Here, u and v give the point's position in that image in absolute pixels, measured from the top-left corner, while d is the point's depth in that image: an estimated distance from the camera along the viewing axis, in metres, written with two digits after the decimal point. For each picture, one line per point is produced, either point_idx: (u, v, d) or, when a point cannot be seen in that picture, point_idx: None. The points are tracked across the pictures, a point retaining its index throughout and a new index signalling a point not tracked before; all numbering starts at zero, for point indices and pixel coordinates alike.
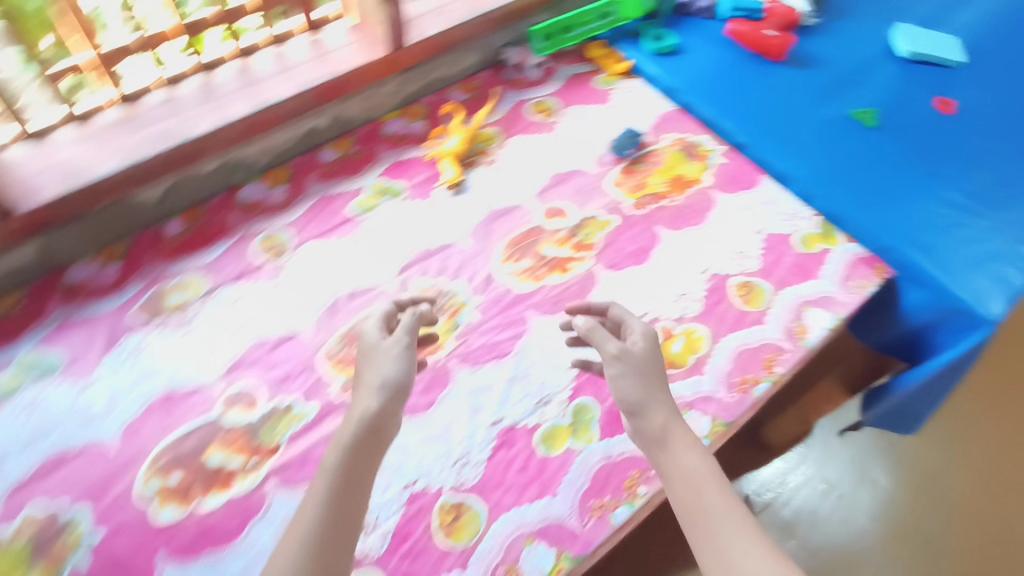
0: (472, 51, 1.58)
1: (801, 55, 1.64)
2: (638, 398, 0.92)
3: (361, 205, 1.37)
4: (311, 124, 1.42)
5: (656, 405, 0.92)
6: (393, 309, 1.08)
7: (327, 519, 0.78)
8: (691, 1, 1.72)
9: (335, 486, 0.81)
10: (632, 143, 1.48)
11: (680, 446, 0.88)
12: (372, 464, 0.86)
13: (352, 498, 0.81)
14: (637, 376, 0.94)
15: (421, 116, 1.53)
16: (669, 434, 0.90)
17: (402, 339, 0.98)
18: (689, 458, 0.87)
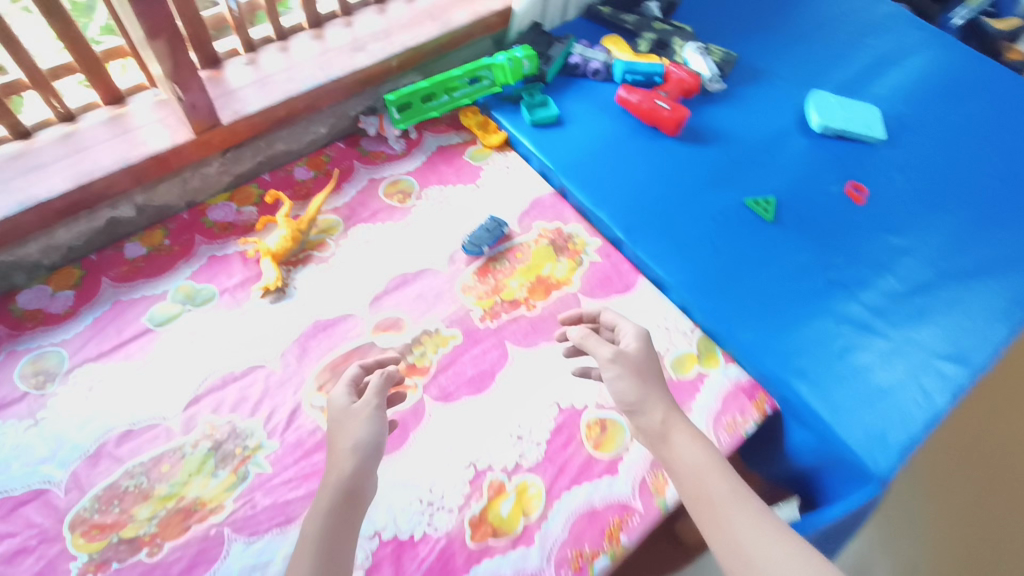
0: (320, 121, 1.37)
1: (698, 129, 1.47)
2: (638, 395, 0.90)
3: (156, 317, 1.17)
4: (110, 216, 1.21)
5: (654, 402, 0.89)
6: (360, 373, 0.98)
7: (332, 544, 0.76)
8: (581, 62, 1.52)
9: (338, 507, 0.79)
10: (488, 238, 1.28)
11: (679, 436, 0.87)
12: (353, 529, 0.79)
13: (348, 520, 0.79)
14: (623, 368, 0.92)
15: (253, 199, 1.32)
16: (672, 425, 0.88)
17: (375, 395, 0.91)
18: (687, 450, 0.85)
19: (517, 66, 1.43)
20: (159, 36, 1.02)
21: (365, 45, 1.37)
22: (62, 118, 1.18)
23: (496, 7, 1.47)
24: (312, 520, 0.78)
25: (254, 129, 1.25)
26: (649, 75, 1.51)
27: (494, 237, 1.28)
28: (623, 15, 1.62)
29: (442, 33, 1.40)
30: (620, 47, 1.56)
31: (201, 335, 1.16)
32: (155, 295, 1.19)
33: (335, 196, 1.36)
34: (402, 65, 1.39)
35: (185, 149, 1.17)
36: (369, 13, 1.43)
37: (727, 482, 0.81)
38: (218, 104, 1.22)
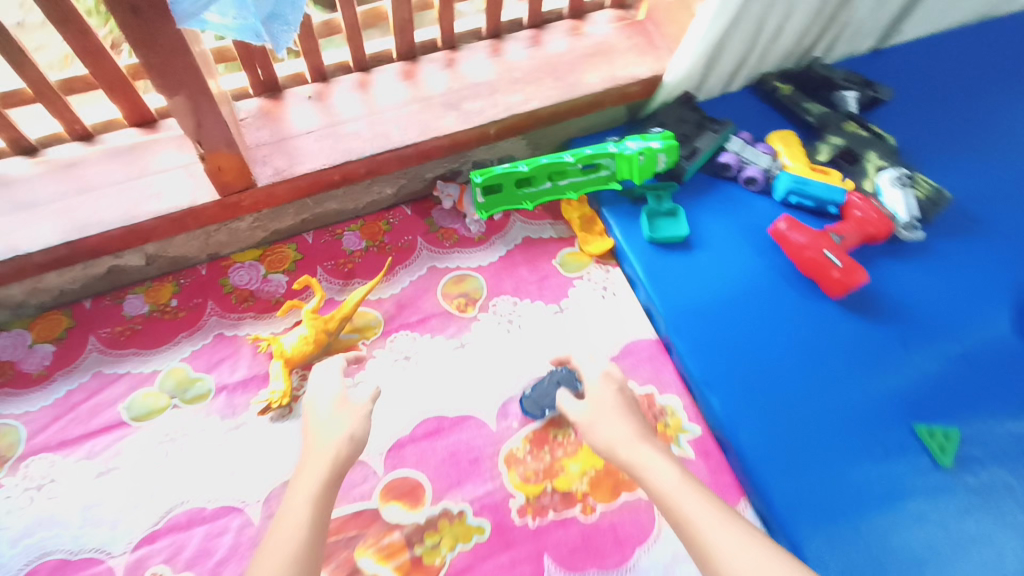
0: (387, 183, 1.10)
1: (872, 296, 1.08)
2: (607, 440, 0.79)
3: (135, 408, 0.95)
4: (113, 264, 0.99)
5: (624, 441, 0.78)
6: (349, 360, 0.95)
7: (316, 523, 0.70)
8: (735, 162, 1.16)
9: (326, 483, 0.74)
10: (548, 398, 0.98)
11: (644, 458, 0.76)
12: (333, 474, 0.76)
13: (331, 491, 0.74)
14: (590, 421, 0.82)
15: (285, 266, 1.07)
16: (642, 454, 0.76)
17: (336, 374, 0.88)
18: (658, 477, 0.74)
19: (650, 162, 1.09)
20: (179, 91, 0.74)
21: (462, 100, 1.05)
22: (76, 137, 0.95)
23: (641, 72, 1.11)
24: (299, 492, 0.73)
25: (299, 192, 0.97)
26: (822, 202, 1.13)
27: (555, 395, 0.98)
28: (807, 102, 1.23)
29: (564, 99, 1.07)
30: (792, 151, 1.17)
31: (179, 445, 0.94)
32: (142, 376, 0.97)
33: (384, 284, 1.08)
34: (501, 133, 1.07)
35: (206, 210, 0.92)
36: (477, 53, 1.11)
37: (702, 508, 0.70)
38: (261, 154, 0.95)
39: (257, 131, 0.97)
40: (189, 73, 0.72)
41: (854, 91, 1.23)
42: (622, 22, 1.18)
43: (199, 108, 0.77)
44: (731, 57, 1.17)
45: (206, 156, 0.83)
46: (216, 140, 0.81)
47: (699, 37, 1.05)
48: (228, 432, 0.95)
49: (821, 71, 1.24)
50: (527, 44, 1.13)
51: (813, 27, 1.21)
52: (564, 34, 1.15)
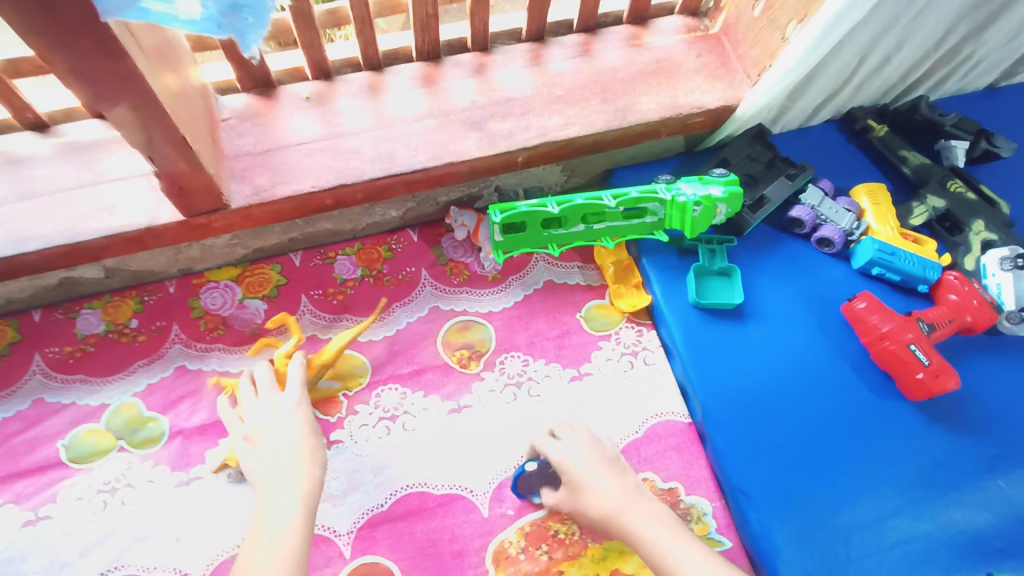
0: (390, 203, 0.95)
1: (958, 401, 0.89)
2: (604, 500, 0.74)
3: (75, 447, 0.82)
4: (66, 276, 0.87)
5: (623, 501, 0.73)
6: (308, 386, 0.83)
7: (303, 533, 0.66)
8: (811, 219, 0.96)
9: (312, 492, 0.70)
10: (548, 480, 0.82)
11: (639, 521, 0.71)
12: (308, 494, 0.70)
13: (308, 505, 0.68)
14: (580, 478, 0.76)
15: (266, 289, 0.94)
16: (639, 516, 0.72)
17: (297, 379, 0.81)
18: (657, 538, 0.69)
19: (708, 214, 0.90)
20: (119, 101, 0.60)
21: (488, 118, 0.88)
22: (30, 126, 0.81)
23: (707, 100, 0.93)
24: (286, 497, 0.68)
25: (280, 216, 0.84)
26: (911, 279, 0.94)
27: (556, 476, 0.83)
28: (905, 149, 1.03)
29: (611, 127, 0.89)
30: (881, 211, 0.97)
31: (118, 496, 0.80)
32: (88, 408, 0.85)
33: (378, 324, 0.93)
34: (532, 161, 0.90)
35: (167, 231, 0.79)
36: (513, 60, 0.94)
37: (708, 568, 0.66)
38: (240, 167, 0.81)
39: (240, 137, 0.83)
40: (129, 82, 0.58)
41: (966, 141, 1.02)
42: (691, 35, 0.99)
43: (146, 120, 0.63)
44: (820, 88, 0.98)
45: (162, 174, 0.70)
46: (170, 156, 0.68)
47: (786, 67, 0.85)
48: (177, 485, 0.81)
49: (927, 113, 1.03)
50: (573, 53, 0.96)
51: (929, 58, 0.99)
52: (619, 43, 0.97)
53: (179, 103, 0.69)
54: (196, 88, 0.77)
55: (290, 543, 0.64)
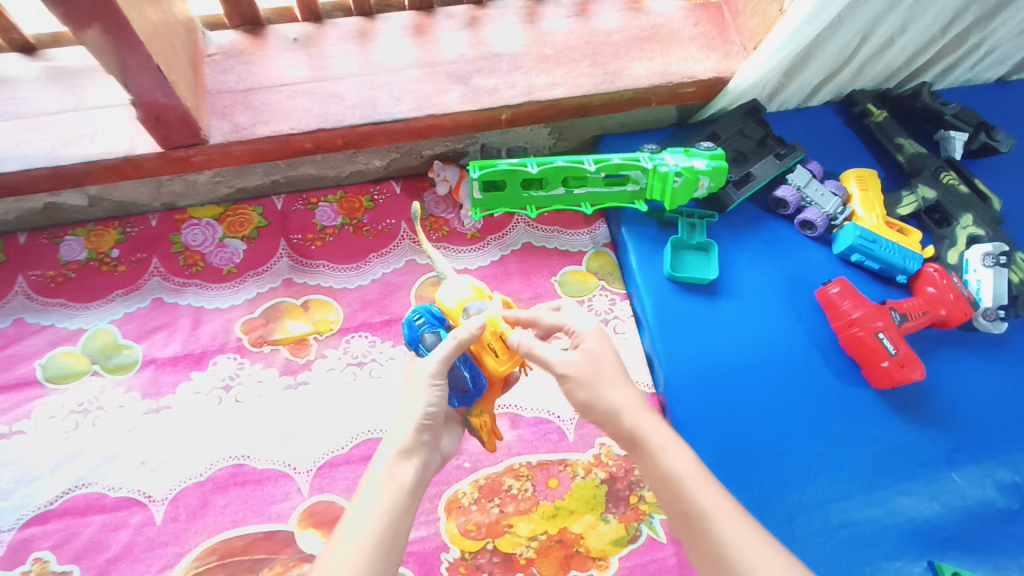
0: (375, 152, 0.95)
1: (923, 394, 0.89)
2: (610, 403, 0.66)
3: (52, 367, 0.85)
4: (50, 201, 0.89)
5: (625, 398, 0.66)
6: (320, 361, 0.88)
7: (391, 527, 0.59)
8: (795, 198, 0.95)
9: (396, 465, 0.64)
10: (454, 383, 0.72)
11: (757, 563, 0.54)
12: (404, 477, 0.63)
13: (401, 472, 0.63)
14: (577, 378, 0.66)
15: (247, 229, 0.95)
16: (645, 418, 0.65)
17: (433, 385, 0.67)
18: (672, 455, 0.62)
19: (688, 185, 0.89)
20: (92, 25, 0.61)
21: (474, 73, 0.87)
22: (18, 48, 0.82)
23: (700, 70, 0.91)
24: (370, 490, 0.62)
25: (261, 155, 0.84)
26: (890, 268, 0.93)
27: (476, 384, 0.72)
28: (901, 137, 1.01)
29: (598, 91, 0.88)
30: (868, 198, 0.96)
31: (90, 417, 0.83)
32: (66, 331, 0.87)
33: (354, 273, 0.94)
34: (517, 119, 0.90)
35: (147, 162, 0.80)
36: (508, 15, 0.93)
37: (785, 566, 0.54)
38: (222, 104, 0.81)
39: (223, 74, 0.83)
40: (102, 7, 0.59)
41: (967, 133, 0.99)
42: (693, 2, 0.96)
43: (120, 46, 0.64)
44: (819, 66, 0.95)
45: (137, 104, 0.71)
46: (146, 85, 0.69)
47: (780, 41, 0.83)
48: (147, 413, 0.84)
49: (928, 101, 1.00)
50: (571, 12, 0.94)
51: (935, 43, 0.96)
52: (618, 6, 0.95)
53: (157, 33, 0.69)
54: (179, 20, 0.77)
55: (366, 549, 0.56)
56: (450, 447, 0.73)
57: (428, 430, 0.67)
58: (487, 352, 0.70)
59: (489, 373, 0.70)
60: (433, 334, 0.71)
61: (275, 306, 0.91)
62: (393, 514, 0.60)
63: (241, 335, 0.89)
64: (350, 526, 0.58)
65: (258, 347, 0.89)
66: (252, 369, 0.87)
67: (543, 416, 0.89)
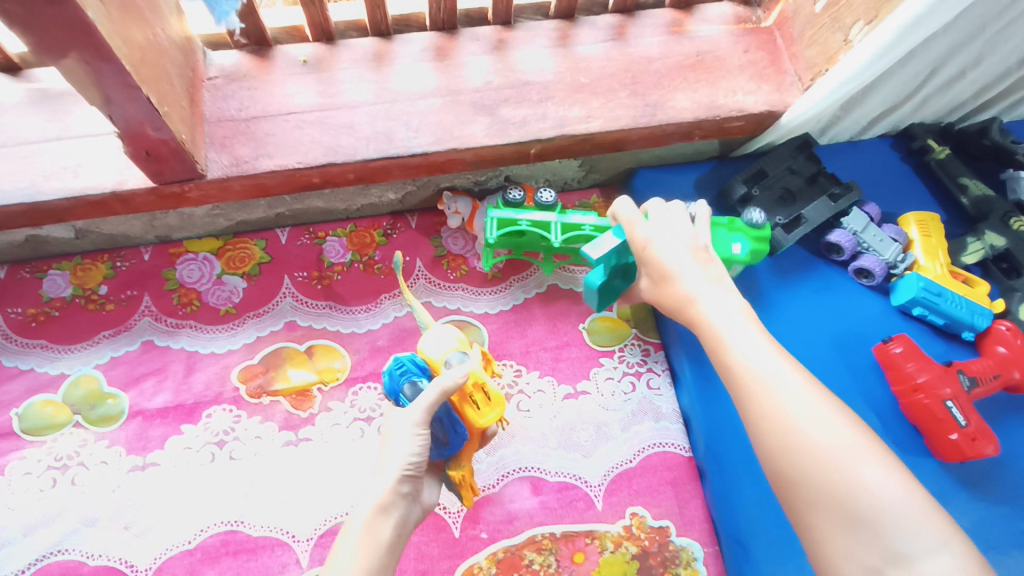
0: (390, 185, 0.87)
1: (993, 465, 0.80)
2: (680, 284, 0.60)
3: (29, 418, 0.77)
4: (31, 232, 0.81)
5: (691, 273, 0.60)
6: (321, 414, 0.80)
7: None
8: (851, 245, 0.87)
9: (374, 518, 0.53)
10: (433, 434, 0.63)
11: (782, 392, 0.50)
12: (384, 534, 0.52)
13: (379, 530, 0.52)
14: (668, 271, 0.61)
15: (248, 264, 0.87)
16: (702, 289, 0.59)
17: (418, 434, 0.57)
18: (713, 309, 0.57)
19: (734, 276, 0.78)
20: (67, 53, 0.53)
21: (501, 103, 0.79)
22: (0, 67, 0.75)
23: (751, 103, 0.82)
24: (346, 548, 0.51)
25: (264, 190, 0.77)
26: (955, 324, 0.84)
27: (456, 435, 0.63)
28: (967, 177, 0.92)
29: (638, 124, 0.80)
30: (930, 245, 0.87)
31: (69, 474, 0.75)
32: (46, 377, 0.79)
33: (363, 316, 0.86)
34: (546, 153, 0.82)
35: (137, 197, 0.72)
36: (538, 38, 0.85)
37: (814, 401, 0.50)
38: (223, 133, 0.74)
39: (224, 100, 0.75)
40: (80, 35, 0.52)
41: None
42: (741, 26, 0.88)
43: (102, 75, 0.56)
44: (878, 100, 0.87)
45: (125, 136, 0.63)
46: (133, 117, 0.61)
47: (845, 73, 0.74)
48: (132, 471, 0.76)
49: (998, 138, 0.91)
50: (607, 35, 0.86)
51: (1008, 77, 0.87)
52: (659, 29, 0.87)
53: (146, 58, 0.61)
54: (176, 42, 0.69)
55: None
56: (431, 498, 0.61)
57: (408, 480, 0.56)
58: (469, 404, 0.63)
59: (470, 424, 0.63)
60: (411, 383, 0.63)
61: (276, 351, 0.83)
62: None
63: (238, 383, 0.81)
64: None
65: (254, 399, 0.80)
66: (248, 424, 0.79)
67: (567, 481, 0.80)
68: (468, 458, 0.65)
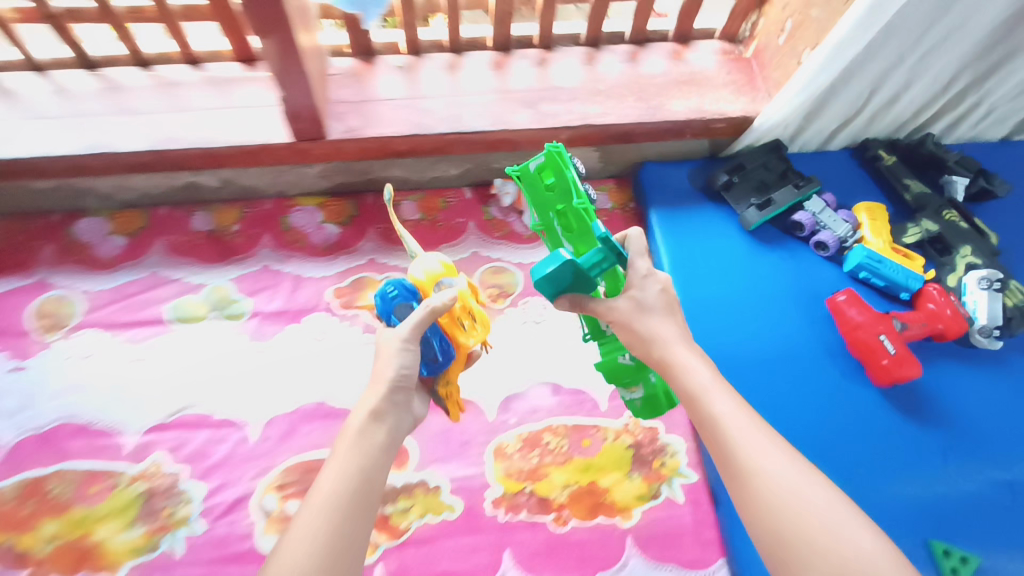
0: (454, 162, 1.14)
1: (920, 393, 1.00)
2: (660, 344, 0.67)
3: (179, 310, 1.04)
4: (191, 180, 1.09)
5: (673, 336, 0.68)
6: None
7: (365, 478, 0.61)
8: (811, 223, 1.10)
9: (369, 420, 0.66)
10: (425, 353, 0.81)
11: (764, 456, 0.58)
12: (376, 440, 0.65)
13: (372, 434, 0.65)
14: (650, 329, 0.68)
15: (342, 216, 1.14)
16: (685, 356, 0.66)
17: (407, 347, 0.71)
18: (696, 373, 0.64)
19: (651, 407, 0.86)
20: (266, 37, 0.83)
21: (541, 100, 1.07)
22: (186, 60, 1.05)
23: (731, 110, 1.09)
24: (348, 445, 0.64)
25: (365, 154, 1.04)
26: (894, 285, 1.05)
27: (445, 354, 0.82)
28: (908, 178, 1.15)
29: (643, 120, 1.06)
30: (876, 226, 1.10)
31: (207, 353, 1.01)
32: (191, 284, 1.06)
33: (428, 258, 1.11)
34: (573, 140, 1.08)
35: (278, 152, 1.00)
36: (571, 58, 1.13)
37: (791, 463, 0.57)
38: (340, 110, 1.03)
39: (342, 89, 1.05)
40: (279, 27, 0.81)
41: (966, 178, 1.14)
42: (726, 56, 1.15)
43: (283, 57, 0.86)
44: (833, 114, 1.12)
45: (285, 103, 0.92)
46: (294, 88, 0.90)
47: (798, 86, 1.00)
48: (251, 354, 1.01)
49: (933, 148, 1.15)
50: (622, 58, 1.14)
51: (937, 100, 1.12)
52: (663, 56, 1.15)
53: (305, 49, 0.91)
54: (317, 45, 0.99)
55: (346, 495, 0.58)
56: (418, 411, 0.75)
57: (399, 391, 0.70)
58: (456, 325, 0.82)
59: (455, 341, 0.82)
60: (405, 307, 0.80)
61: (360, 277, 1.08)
62: (373, 466, 0.62)
63: (331, 299, 1.06)
64: (325, 480, 0.60)
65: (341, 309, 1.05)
66: (337, 327, 1.04)
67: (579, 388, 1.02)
68: (454, 375, 0.84)
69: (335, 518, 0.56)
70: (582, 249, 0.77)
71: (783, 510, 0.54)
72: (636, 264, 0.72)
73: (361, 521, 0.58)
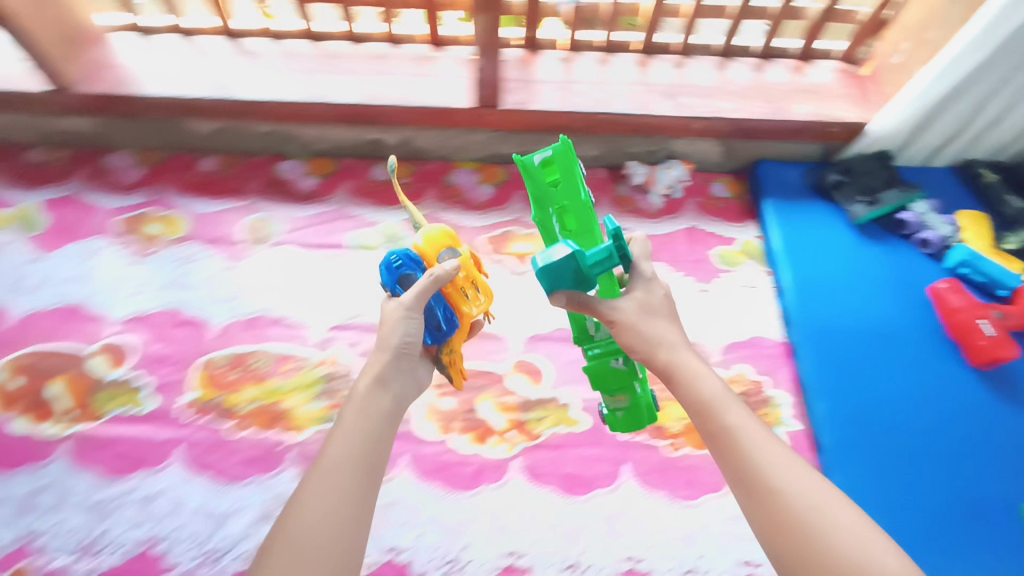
0: (594, 142, 1.31)
1: (1013, 375, 1.09)
2: (668, 354, 0.70)
3: (358, 238, 1.24)
4: (377, 137, 1.31)
5: (683, 351, 0.70)
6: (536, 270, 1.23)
7: (367, 444, 0.67)
8: (915, 222, 1.22)
9: (372, 387, 0.73)
10: (430, 320, 0.81)
11: (783, 475, 0.60)
12: (376, 408, 0.71)
13: (377, 403, 0.71)
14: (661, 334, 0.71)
15: (495, 180, 1.33)
16: (697, 369, 0.68)
17: (409, 317, 0.76)
18: (709, 387, 0.67)
19: (634, 416, 0.84)
20: (485, 13, 1.05)
21: (679, 95, 1.25)
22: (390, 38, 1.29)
23: (847, 117, 1.24)
24: (354, 414, 0.70)
25: (526, 125, 1.24)
26: (993, 282, 1.15)
27: (449, 323, 0.82)
28: (1008, 195, 1.25)
29: (768, 118, 1.22)
30: (977, 231, 1.21)
31: None
32: (369, 220, 1.26)
33: None
34: (704, 131, 1.25)
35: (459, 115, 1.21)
36: (705, 64, 1.31)
37: (810, 482, 0.60)
38: (511, 87, 1.23)
39: (514, 71, 1.26)
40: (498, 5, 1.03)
41: None
42: (844, 74, 1.31)
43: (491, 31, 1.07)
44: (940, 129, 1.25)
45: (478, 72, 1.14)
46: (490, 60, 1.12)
47: (914, 95, 1.15)
48: None
49: None
50: (750, 68, 1.31)
51: None
52: (787, 69, 1.31)
53: None
54: None
55: (352, 463, 0.65)
56: (423, 376, 0.81)
57: (405, 355, 0.76)
58: (460, 295, 0.80)
59: (460, 312, 0.81)
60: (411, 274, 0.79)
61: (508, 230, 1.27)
62: (378, 430, 0.69)
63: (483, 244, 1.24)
64: (332, 449, 0.66)
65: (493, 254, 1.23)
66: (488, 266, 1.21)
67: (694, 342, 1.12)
68: (457, 343, 0.84)
69: (345, 485, 0.63)
70: (589, 246, 0.77)
71: (805, 526, 0.57)
72: (640, 266, 0.75)
73: (367, 488, 0.65)
